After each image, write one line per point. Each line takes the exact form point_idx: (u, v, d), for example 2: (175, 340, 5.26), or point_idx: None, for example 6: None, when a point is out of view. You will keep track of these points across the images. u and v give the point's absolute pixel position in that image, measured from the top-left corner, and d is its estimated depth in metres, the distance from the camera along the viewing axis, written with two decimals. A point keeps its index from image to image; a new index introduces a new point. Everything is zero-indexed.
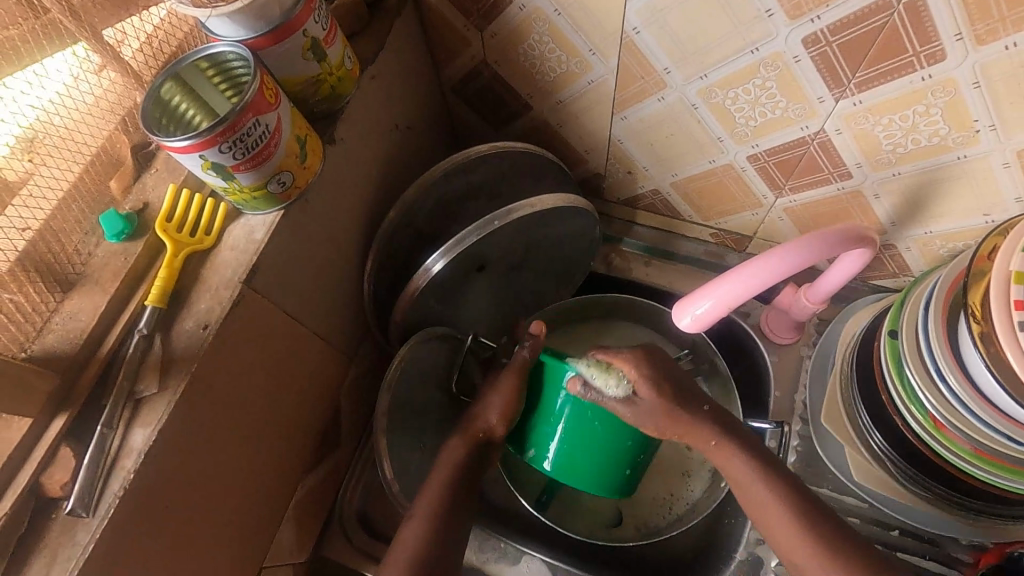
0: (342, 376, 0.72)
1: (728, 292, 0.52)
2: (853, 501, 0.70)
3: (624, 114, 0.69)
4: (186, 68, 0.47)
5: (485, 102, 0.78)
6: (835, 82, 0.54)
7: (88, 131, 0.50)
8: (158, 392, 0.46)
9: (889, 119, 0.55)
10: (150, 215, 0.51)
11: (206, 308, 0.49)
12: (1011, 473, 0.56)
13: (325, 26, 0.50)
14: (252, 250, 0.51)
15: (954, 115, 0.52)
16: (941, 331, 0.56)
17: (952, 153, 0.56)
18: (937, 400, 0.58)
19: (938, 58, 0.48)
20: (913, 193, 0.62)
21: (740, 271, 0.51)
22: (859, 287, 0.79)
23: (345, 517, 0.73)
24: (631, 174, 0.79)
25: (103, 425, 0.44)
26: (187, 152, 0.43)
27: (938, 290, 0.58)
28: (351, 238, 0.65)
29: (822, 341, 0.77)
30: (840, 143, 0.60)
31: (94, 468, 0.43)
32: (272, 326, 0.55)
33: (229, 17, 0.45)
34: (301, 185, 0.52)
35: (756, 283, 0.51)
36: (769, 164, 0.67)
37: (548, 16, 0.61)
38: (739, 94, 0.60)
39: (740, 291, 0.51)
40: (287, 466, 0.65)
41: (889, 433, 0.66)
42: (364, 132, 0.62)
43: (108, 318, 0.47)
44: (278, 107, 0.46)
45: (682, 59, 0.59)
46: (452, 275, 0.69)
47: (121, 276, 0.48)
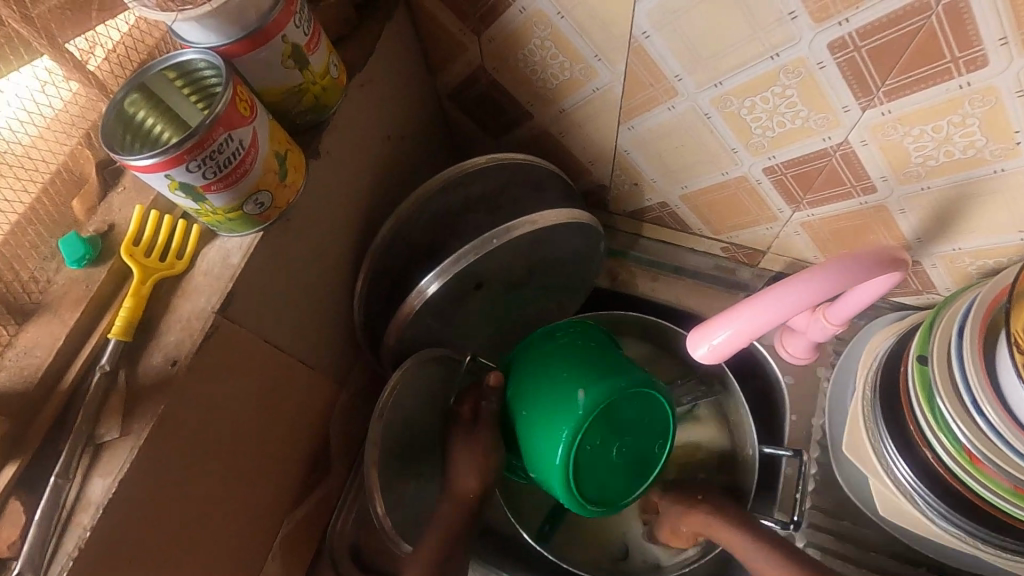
0: (331, 402, 0.67)
1: (750, 320, 0.47)
2: (875, 533, 0.66)
3: (631, 124, 0.65)
4: (152, 77, 0.43)
5: (483, 110, 0.74)
6: (863, 90, 0.50)
7: (47, 148, 0.46)
8: (121, 435, 0.42)
9: (920, 130, 0.51)
10: (116, 238, 0.46)
11: (176, 341, 0.44)
12: None
13: (307, 31, 0.46)
14: (227, 276, 0.47)
15: (994, 125, 0.48)
16: (977, 357, 0.52)
17: (989, 166, 0.51)
18: (972, 432, 0.53)
19: (979, 64, 0.44)
20: (943, 208, 0.58)
21: (761, 297, 0.47)
22: (880, 304, 0.74)
23: (335, 552, 0.68)
24: (637, 185, 0.75)
25: (57, 475, 0.40)
26: (152, 172, 0.39)
27: (972, 314, 0.54)
28: (340, 257, 0.61)
29: (840, 364, 0.72)
30: (865, 155, 0.56)
31: (47, 524, 0.39)
32: (252, 355, 0.51)
33: (198, 21, 0.40)
34: (282, 204, 0.48)
35: (778, 311, 0.47)
36: (787, 176, 0.62)
37: (550, 19, 0.57)
38: (757, 103, 0.55)
39: (763, 321, 0.47)
40: (272, 502, 0.60)
41: (917, 464, 0.62)
42: (353, 144, 0.58)
43: (67, 353, 0.43)
44: (253, 121, 0.42)
45: (695, 64, 0.54)
46: (448, 295, 0.64)
47: (82, 306, 0.44)
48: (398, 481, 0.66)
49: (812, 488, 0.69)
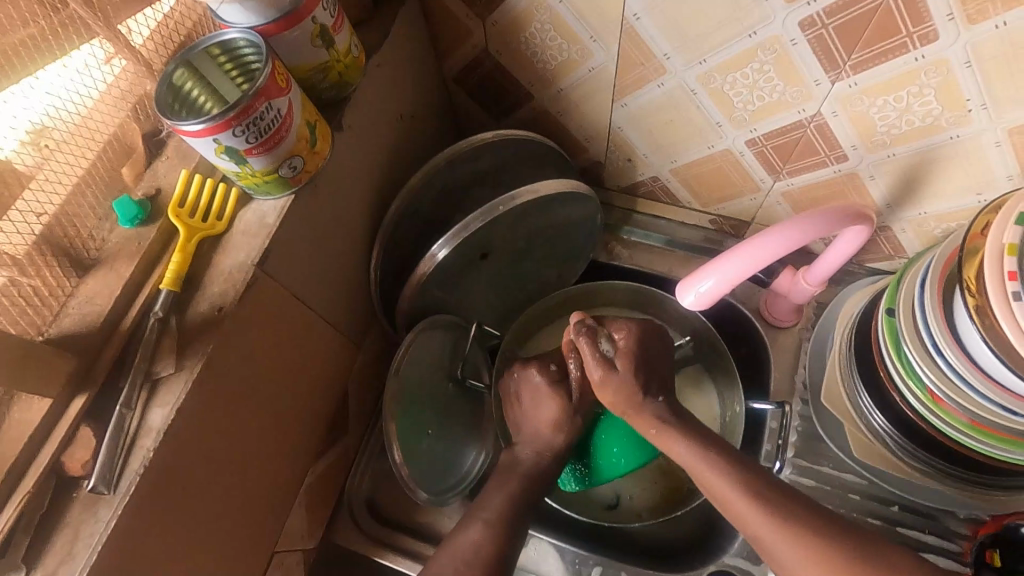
0: (349, 363, 0.73)
1: (733, 269, 0.53)
2: (854, 478, 0.71)
3: (623, 102, 0.70)
4: (197, 54, 0.48)
5: (487, 92, 0.79)
6: (831, 64, 0.56)
7: (101, 119, 0.51)
8: (175, 372, 0.47)
9: (883, 101, 0.57)
10: (162, 201, 0.51)
11: (219, 291, 0.50)
12: (1005, 443, 0.58)
13: (333, 14, 0.51)
14: (263, 234, 0.52)
15: (947, 94, 0.53)
16: (938, 306, 0.57)
17: (945, 133, 0.57)
18: (934, 374, 0.59)
19: (930, 39, 0.49)
20: (907, 173, 0.64)
21: (743, 248, 0.53)
22: (855, 270, 0.80)
23: (354, 504, 0.73)
24: (631, 161, 0.81)
25: (122, 406, 0.45)
26: (202, 136, 0.44)
27: (933, 267, 0.59)
28: (358, 225, 0.66)
29: (821, 322, 0.78)
30: (837, 126, 0.62)
31: (114, 446, 0.44)
32: (284, 310, 0.56)
33: (241, 4, 0.46)
34: (311, 169, 0.53)
35: (756, 261, 0.53)
36: (767, 148, 0.68)
37: (549, 4, 0.62)
38: (737, 79, 0.61)
39: (743, 269, 0.53)
40: (298, 451, 0.66)
41: (889, 410, 0.67)
42: (370, 120, 0.63)
43: (124, 301, 0.48)
44: (289, 93, 0.47)
45: (682, 44, 0.60)
46: (457, 261, 0.69)
47: (136, 260, 0.49)
48: (413, 436, 0.71)
49: (794, 440, 0.74)
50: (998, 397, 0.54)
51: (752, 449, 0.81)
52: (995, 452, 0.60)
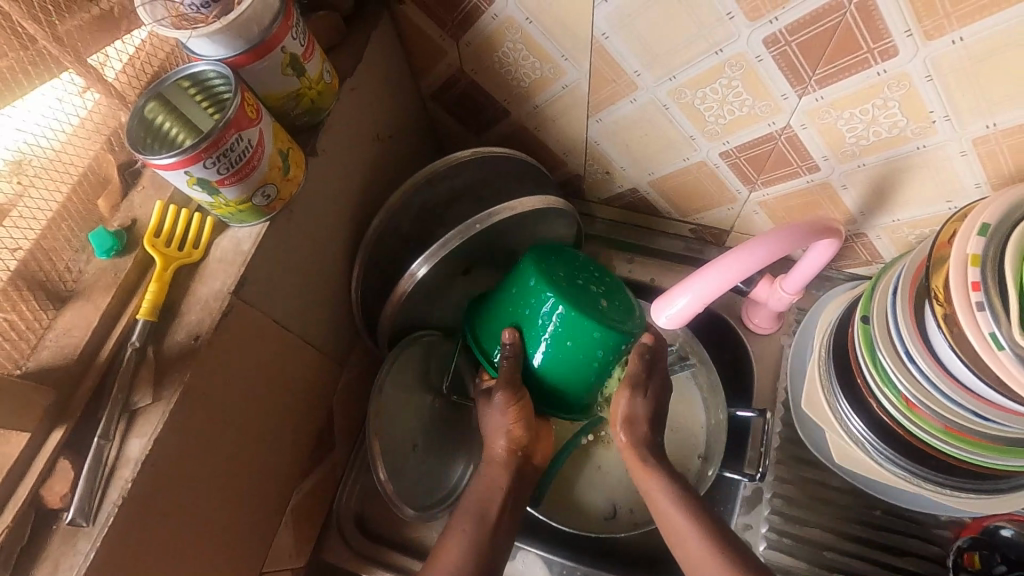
0: (333, 381, 0.73)
1: (705, 286, 0.54)
2: (836, 483, 0.74)
3: (598, 117, 0.71)
4: (169, 88, 0.49)
5: (464, 108, 0.80)
6: (797, 80, 0.56)
7: (74, 152, 0.51)
8: (153, 402, 0.47)
9: (850, 113, 0.58)
10: (138, 232, 0.52)
11: (197, 320, 0.50)
12: (979, 447, 0.59)
13: (302, 43, 0.52)
14: (239, 262, 0.52)
15: (911, 107, 0.54)
16: (909, 315, 0.58)
17: (912, 143, 0.58)
18: (908, 381, 0.59)
19: (891, 54, 0.50)
20: (878, 182, 0.65)
21: (720, 264, 0.53)
22: (834, 276, 0.82)
23: (343, 520, 0.74)
24: (609, 174, 0.81)
25: (99, 437, 0.45)
26: (174, 169, 0.44)
27: (905, 276, 0.60)
28: (338, 246, 0.67)
29: (801, 329, 0.79)
30: (806, 138, 0.62)
31: (93, 478, 0.44)
32: (264, 334, 0.57)
33: (208, 37, 0.46)
34: (285, 196, 0.54)
35: (730, 277, 0.53)
36: (741, 160, 0.69)
37: (520, 25, 0.63)
38: (707, 93, 0.62)
39: (715, 286, 0.53)
40: (283, 471, 0.66)
41: (868, 416, 0.67)
42: (346, 142, 0.64)
43: (101, 333, 0.49)
44: (259, 123, 0.48)
45: (651, 60, 0.61)
46: (437, 277, 0.70)
47: (113, 291, 0.49)
48: (398, 452, 0.72)
49: (777, 446, 0.76)
50: (969, 403, 0.55)
51: (736, 456, 0.82)
52: (970, 456, 0.60)
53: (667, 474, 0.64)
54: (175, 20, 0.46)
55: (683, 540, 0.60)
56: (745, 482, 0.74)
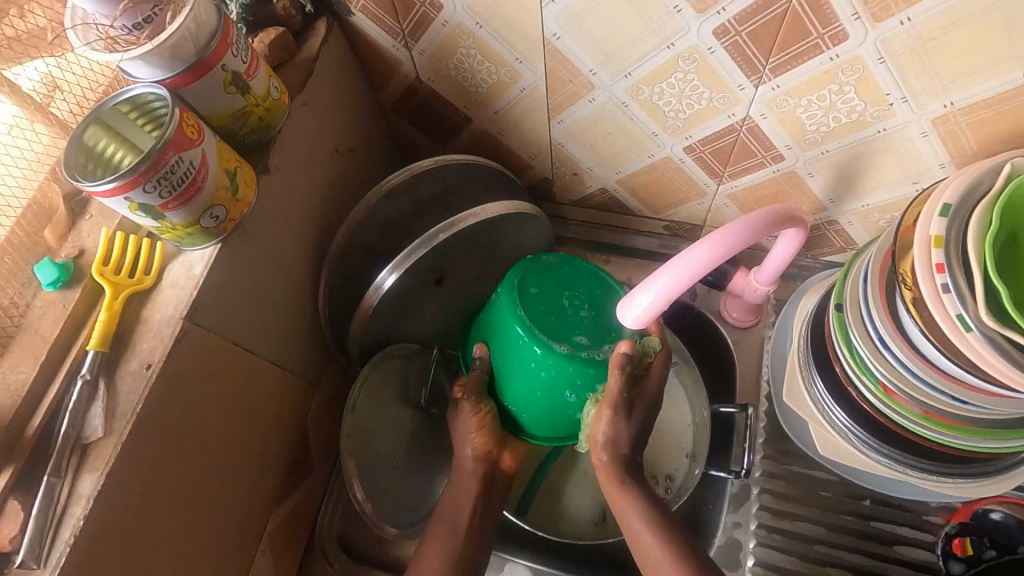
0: (307, 402, 0.72)
1: (683, 272, 0.52)
2: (824, 475, 0.73)
3: (560, 118, 0.70)
4: (107, 111, 0.47)
5: (427, 118, 0.79)
6: (751, 70, 0.56)
7: (18, 184, 0.50)
8: (104, 436, 0.46)
9: (807, 100, 0.57)
10: (86, 261, 0.50)
11: (149, 348, 0.49)
12: (960, 431, 0.58)
13: (245, 59, 0.51)
14: (191, 286, 0.51)
15: (868, 89, 0.53)
16: (881, 302, 0.57)
17: (873, 127, 0.57)
18: (886, 368, 0.58)
19: (841, 38, 0.50)
20: (844, 168, 0.64)
21: (697, 249, 0.52)
22: (811, 264, 0.81)
23: (325, 543, 0.73)
24: (577, 175, 0.81)
25: (50, 474, 0.44)
26: (112, 195, 0.43)
27: (873, 264, 0.59)
28: (301, 264, 0.66)
29: (779, 322, 0.78)
30: (767, 128, 0.62)
31: (43, 519, 0.43)
32: (227, 359, 0.56)
33: (143, 60, 0.45)
34: (236, 217, 0.53)
35: (708, 260, 0.52)
36: (705, 153, 0.68)
37: (471, 30, 0.62)
38: (664, 89, 0.61)
39: (694, 270, 0.52)
40: (258, 497, 0.65)
41: (848, 406, 0.66)
42: (302, 160, 0.63)
43: (50, 367, 0.47)
44: (201, 144, 0.47)
45: (605, 59, 0.60)
46: (406, 288, 0.69)
47: (61, 323, 0.48)
48: (375, 470, 0.71)
49: (763, 440, 0.75)
50: (949, 389, 0.53)
51: (722, 451, 0.81)
52: (952, 441, 0.59)
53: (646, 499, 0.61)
54: (108, 42, 0.45)
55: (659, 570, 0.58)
56: (731, 479, 0.73)
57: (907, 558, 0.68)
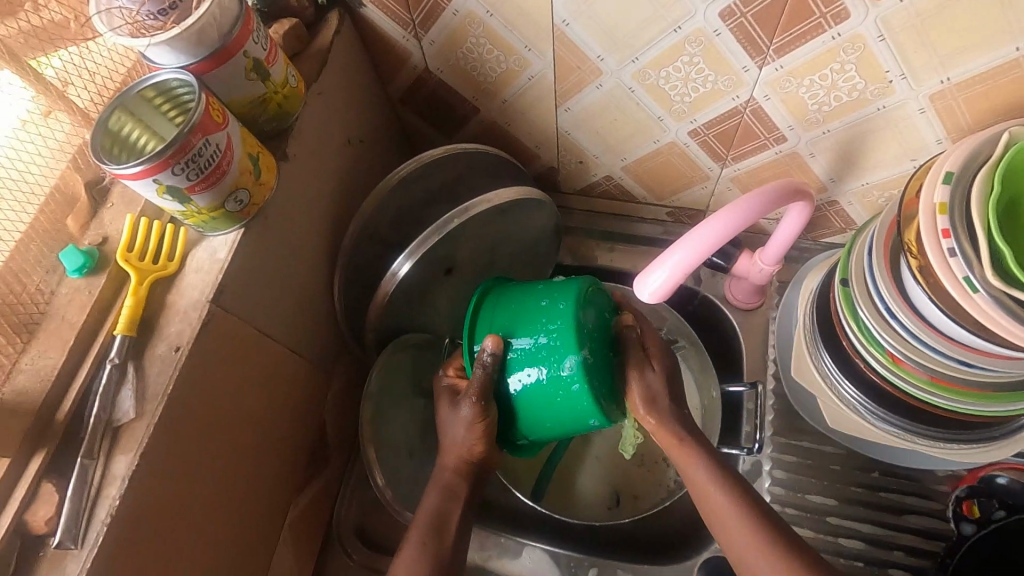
0: (323, 391, 0.72)
1: (705, 239, 0.53)
2: (832, 449, 0.74)
3: (566, 106, 0.72)
4: (133, 98, 0.48)
5: (433, 109, 0.80)
6: (756, 51, 0.57)
7: (41, 172, 0.51)
8: (135, 418, 0.46)
9: (810, 80, 0.59)
10: (110, 248, 0.51)
11: (177, 331, 0.49)
12: (968, 396, 0.59)
13: (265, 47, 0.52)
14: (215, 271, 0.51)
15: (868, 67, 0.56)
16: (886, 273, 0.59)
17: (873, 105, 0.59)
18: (893, 338, 0.60)
19: (843, 17, 0.52)
20: (844, 148, 0.66)
21: (717, 217, 0.54)
22: (812, 247, 0.83)
23: (343, 532, 0.73)
24: (583, 163, 0.82)
25: (83, 456, 0.44)
26: (140, 177, 0.44)
27: (877, 237, 0.61)
28: (317, 253, 0.66)
29: (784, 302, 0.80)
30: (770, 109, 0.64)
31: (78, 500, 0.43)
32: (251, 345, 0.56)
33: (168, 45, 0.46)
34: (258, 201, 0.53)
35: (728, 228, 0.54)
36: (710, 137, 0.70)
37: (481, 18, 0.63)
38: (671, 73, 0.62)
39: (715, 237, 0.53)
40: (279, 485, 0.65)
41: (856, 378, 0.68)
42: (317, 149, 0.63)
43: (78, 351, 0.48)
44: (226, 127, 0.47)
45: (613, 45, 0.61)
46: (420, 276, 0.70)
47: (88, 309, 0.48)
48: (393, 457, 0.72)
49: (772, 418, 0.76)
50: (955, 353, 0.55)
51: (731, 431, 0.82)
52: (959, 407, 0.61)
53: (706, 455, 0.59)
54: (134, 28, 0.46)
55: (722, 519, 0.57)
56: (743, 456, 0.75)
57: (914, 525, 0.70)
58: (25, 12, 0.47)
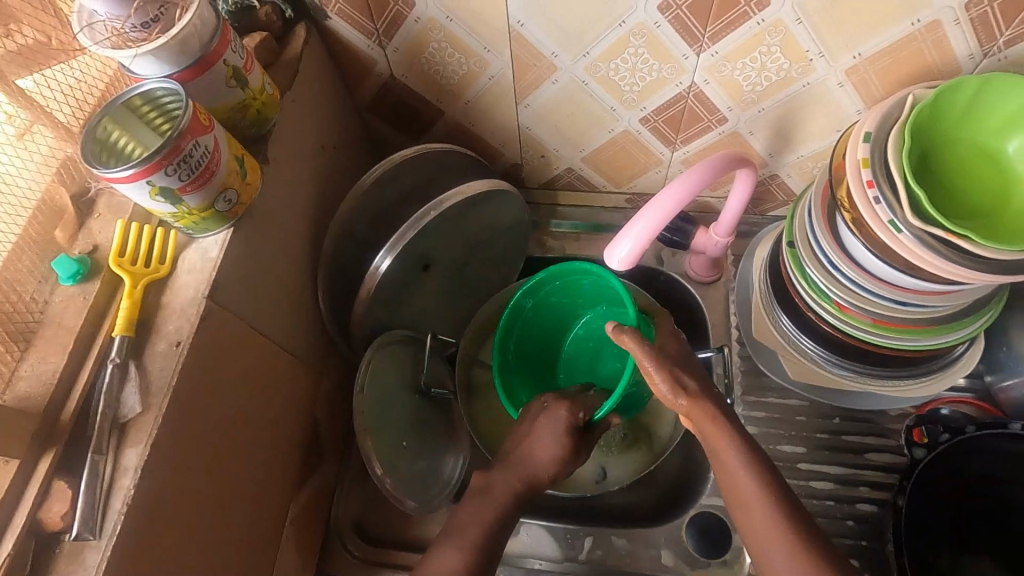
0: (314, 391, 0.74)
1: (665, 203, 0.59)
2: (797, 401, 0.80)
3: (526, 102, 0.77)
4: (119, 108, 0.50)
5: (399, 115, 0.84)
6: (692, 39, 0.64)
7: (27, 185, 0.52)
8: (141, 413, 0.47)
9: (742, 63, 0.66)
10: (102, 255, 0.52)
11: (176, 328, 0.51)
12: (906, 334, 0.66)
13: (242, 56, 0.55)
14: (208, 269, 0.53)
15: (790, 48, 0.63)
16: (826, 230, 0.65)
17: (798, 83, 0.67)
18: (838, 288, 0.67)
19: (765, 4, 0.59)
20: (779, 124, 0.73)
21: (675, 184, 0.59)
22: (760, 221, 0.91)
23: (342, 529, 0.75)
24: (545, 157, 0.87)
25: (93, 452, 0.45)
26: (134, 180, 0.46)
27: (815, 199, 0.68)
28: (300, 254, 0.69)
29: (739, 272, 0.87)
30: (710, 92, 0.70)
31: (92, 494, 0.44)
32: (246, 343, 0.58)
33: (153, 55, 0.49)
34: (245, 201, 0.56)
35: (685, 192, 0.59)
36: (659, 123, 0.76)
37: (442, 24, 0.68)
38: (619, 64, 0.68)
39: (674, 200, 0.59)
40: (279, 483, 0.66)
41: (810, 331, 0.74)
42: (294, 154, 0.66)
43: (78, 355, 0.49)
44: (213, 130, 0.50)
45: (565, 42, 0.67)
46: (400, 271, 0.73)
47: (84, 314, 0.50)
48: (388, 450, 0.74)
49: (740, 379, 0.82)
50: (892, 294, 0.62)
51: None
52: (901, 345, 0.68)
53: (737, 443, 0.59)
54: (117, 40, 0.49)
55: (746, 506, 0.58)
56: None
57: (875, 463, 0.76)
58: (2, 39, 0.49)
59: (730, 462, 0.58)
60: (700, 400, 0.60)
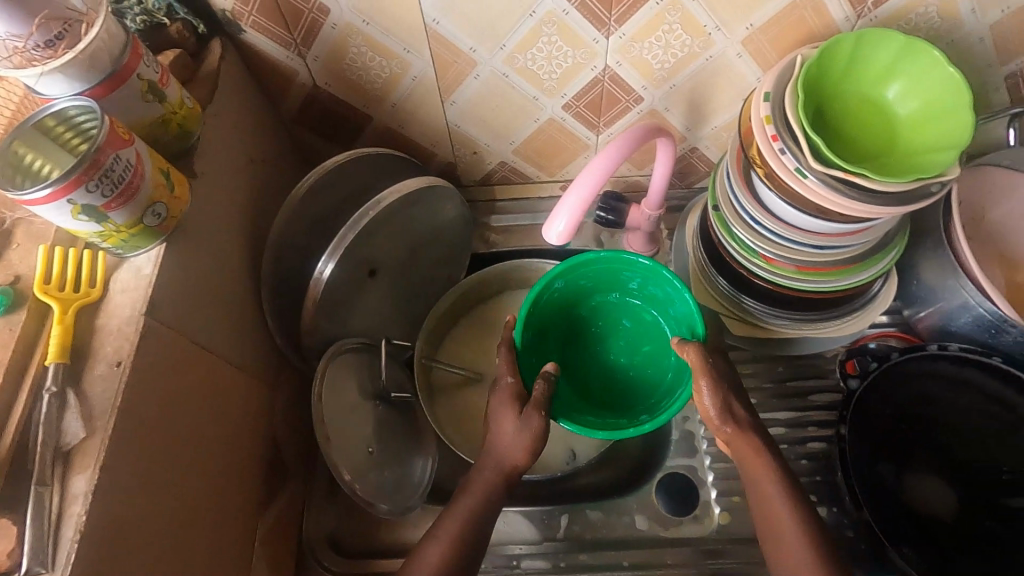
0: (270, 407, 0.72)
1: (593, 174, 0.62)
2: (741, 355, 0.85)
3: (452, 100, 0.79)
4: (30, 129, 0.49)
5: (327, 124, 0.84)
6: (600, 24, 0.67)
7: None
8: (86, 438, 0.46)
9: (648, 43, 0.70)
10: (25, 285, 0.50)
11: (114, 348, 0.49)
12: (827, 275, 0.72)
13: (157, 70, 0.54)
14: (144, 286, 0.52)
15: (689, 24, 0.67)
16: (743, 188, 0.70)
17: (701, 56, 0.72)
18: (761, 241, 0.72)
19: None
20: (690, 98, 0.78)
21: (600, 156, 0.62)
22: (687, 193, 0.96)
23: (314, 545, 0.73)
24: (477, 153, 0.89)
25: (38, 484, 0.44)
26: (54, 199, 0.45)
27: (731, 161, 0.73)
28: (240, 268, 0.68)
29: (675, 242, 0.91)
30: (624, 73, 0.74)
31: (40, 526, 0.42)
32: (193, 360, 0.57)
33: (61, 72, 0.48)
34: (176, 214, 0.55)
35: (609, 162, 0.62)
36: (581, 107, 0.80)
37: (358, 28, 0.69)
38: (535, 54, 0.71)
39: (600, 170, 0.62)
40: (243, 504, 0.64)
41: (744, 286, 0.79)
42: (222, 168, 0.66)
43: (9, 388, 0.47)
44: (134, 144, 0.49)
45: (481, 36, 0.69)
46: (345, 276, 0.73)
47: (12, 346, 0.48)
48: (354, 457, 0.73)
49: None
50: (808, 239, 0.67)
51: None
52: (824, 287, 0.73)
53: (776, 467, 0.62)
54: (21, 60, 0.48)
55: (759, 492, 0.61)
56: None
57: (818, 402, 0.81)
58: None
59: (769, 488, 0.61)
60: (746, 430, 0.64)
